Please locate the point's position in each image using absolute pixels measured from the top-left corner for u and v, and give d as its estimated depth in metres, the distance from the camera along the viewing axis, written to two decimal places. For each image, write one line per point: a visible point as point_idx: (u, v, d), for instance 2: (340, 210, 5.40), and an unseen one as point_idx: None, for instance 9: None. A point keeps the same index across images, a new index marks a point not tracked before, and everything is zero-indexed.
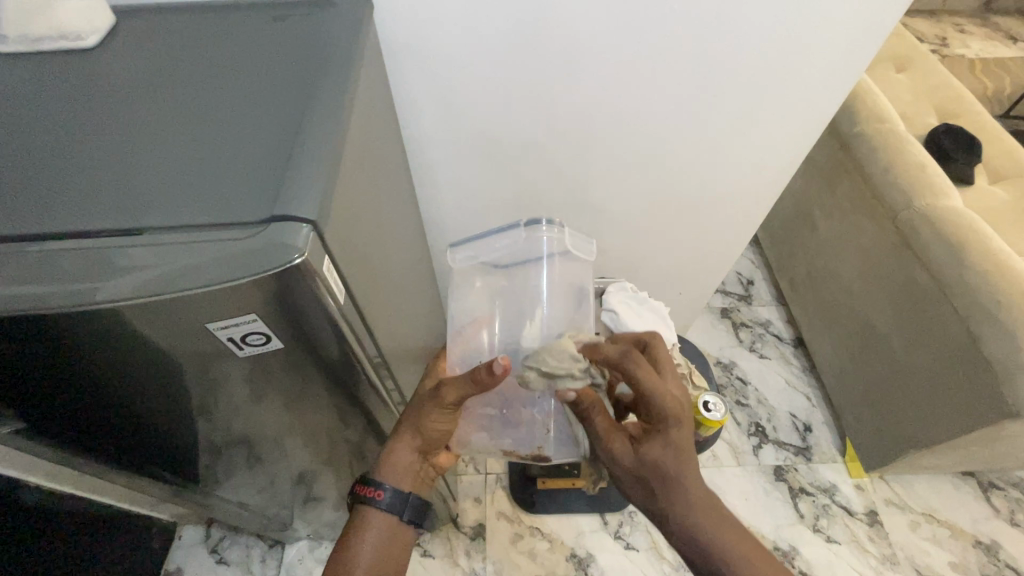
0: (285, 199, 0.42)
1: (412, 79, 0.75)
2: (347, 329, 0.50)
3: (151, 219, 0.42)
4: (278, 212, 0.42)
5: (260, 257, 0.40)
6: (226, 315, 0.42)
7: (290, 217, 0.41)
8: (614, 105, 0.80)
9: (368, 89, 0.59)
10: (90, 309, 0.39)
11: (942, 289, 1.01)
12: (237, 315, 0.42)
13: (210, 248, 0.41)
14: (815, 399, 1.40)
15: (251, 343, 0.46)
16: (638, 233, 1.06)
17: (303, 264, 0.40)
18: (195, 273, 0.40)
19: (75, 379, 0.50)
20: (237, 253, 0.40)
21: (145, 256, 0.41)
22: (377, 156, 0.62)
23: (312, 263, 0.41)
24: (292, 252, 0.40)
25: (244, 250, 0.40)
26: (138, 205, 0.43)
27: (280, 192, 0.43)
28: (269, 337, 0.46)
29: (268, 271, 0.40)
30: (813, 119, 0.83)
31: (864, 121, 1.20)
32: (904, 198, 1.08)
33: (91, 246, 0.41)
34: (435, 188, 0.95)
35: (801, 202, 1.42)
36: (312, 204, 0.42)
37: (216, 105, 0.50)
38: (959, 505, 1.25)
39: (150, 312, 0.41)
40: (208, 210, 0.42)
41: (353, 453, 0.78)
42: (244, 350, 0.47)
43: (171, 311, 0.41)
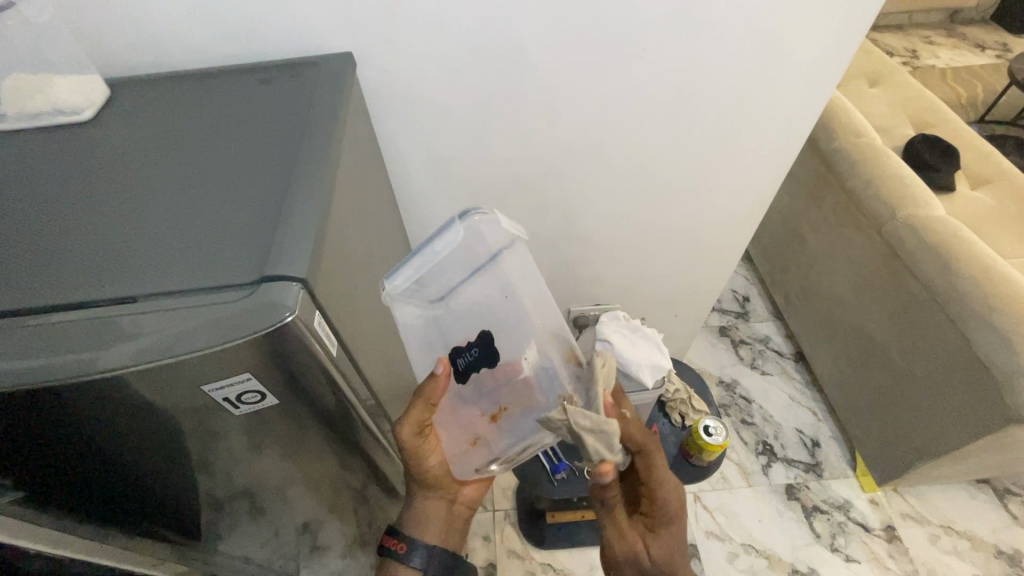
0: (274, 258, 0.43)
1: (397, 127, 0.78)
2: (343, 378, 0.50)
3: (145, 286, 0.43)
4: (267, 271, 0.43)
5: (253, 318, 0.41)
6: (219, 376, 0.43)
7: (281, 276, 0.42)
8: (593, 137, 0.83)
9: (354, 144, 0.61)
10: (85, 379, 0.40)
11: (933, 297, 1.02)
12: (231, 375, 0.43)
13: (202, 311, 0.42)
14: (821, 413, 1.39)
15: (247, 401, 0.47)
16: (629, 258, 1.07)
17: (295, 322, 0.41)
18: (189, 337, 0.40)
19: (76, 446, 0.50)
20: (229, 315, 0.41)
21: (139, 323, 0.41)
22: (367, 205, 0.64)
23: (302, 319, 0.42)
24: (283, 311, 0.41)
25: (236, 311, 0.41)
26: (132, 273, 0.44)
27: (269, 252, 0.44)
28: (264, 394, 0.46)
29: (261, 330, 0.40)
30: (789, 142, 0.87)
31: (841, 137, 1.23)
32: (886, 209, 1.10)
33: (85, 316, 0.42)
34: (426, 229, 0.96)
35: (788, 218, 1.45)
36: (299, 262, 0.43)
37: (206, 170, 0.52)
38: (977, 514, 1.22)
39: (144, 378, 0.41)
40: (200, 273, 0.44)
41: (356, 499, 0.77)
42: (240, 408, 0.48)
43: (165, 375, 0.41)
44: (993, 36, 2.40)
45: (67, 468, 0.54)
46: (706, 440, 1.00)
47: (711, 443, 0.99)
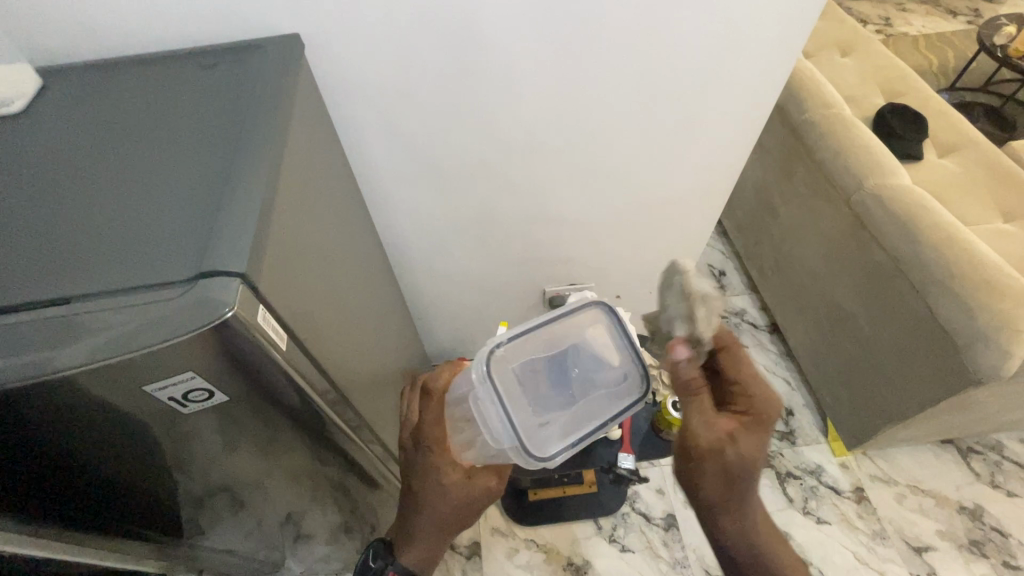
0: (214, 253, 0.42)
1: (355, 112, 0.76)
2: (299, 371, 0.50)
3: (79, 287, 0.42)
4: (205, 267, 0.41)
5: (190, 315, 0.40)
6: (162, 375, 0.41)
7: (219, 272, 0.41)
8: (558, 117, 0.82)
9: (304, 131, 0.59)
10: (18, 385, 0.39)
11: (898, 266, 1.03)
12: (173, 373, 0.42)
13: (138, 310, 0.40)
14: (795, 382, 1.42)
15: (195, 399, 0.45)
16: (601, 237, 1.07)
17: (236, 318, 0.40)
18: (125, 338, 0.39)
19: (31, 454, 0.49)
20: (166, 313, 0.40)
21: (72, 325, 0.40)
22: (321, 194, 0.62)
23: (244, 315, 0.41)
24: (222, 307, 0.40)
25: (173, 310, 0.40)
26: (66, 274, 0.43)
27: (208, 247, 0.43)
28: (212, 392, 0.45)
29: (199, 327, 0.39)
30: (753, 115, 0.86)
31: (810, 108, 1.23)
32: (854, 180, 1.11)
33: (15, 321, 0.41)
34: (393, 214, 0.95)
35: (761, 191, 1.45)
36: (241, 256, 0.42)
37: (146, 164, 0.50)
38: (942, 473, 1.27)
39: (83, 382, 0.40)
40: (137, 272, 0.42)
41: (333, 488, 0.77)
42: (189, 407, 0.46)
43: (104, 378, 0.40)
44: (965, 1, 2.40)
45: (22, 474, 0.53)
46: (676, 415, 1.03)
47: None
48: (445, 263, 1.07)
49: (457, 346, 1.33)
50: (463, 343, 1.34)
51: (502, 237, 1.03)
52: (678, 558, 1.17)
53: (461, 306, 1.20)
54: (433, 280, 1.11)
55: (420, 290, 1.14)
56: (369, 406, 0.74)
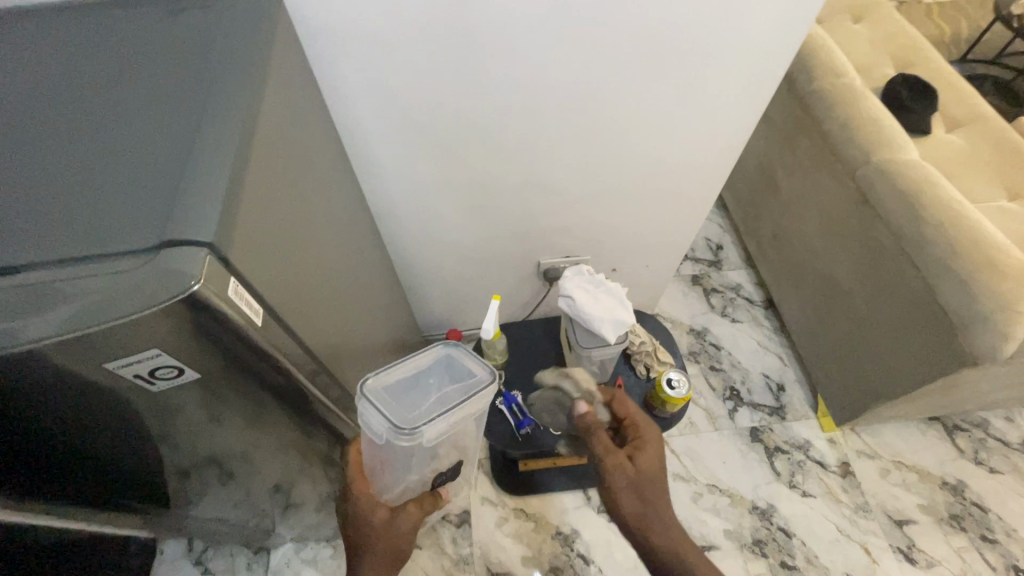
0: (178, 221, 0.39)
1: (339, 68, 0.71)
2: (275, 345, 0.47)
3: (28, 254, 0.38)
4: (168, 236, 0.38)
5: (152, 288, 0.37)
6: (126, 353, 0.39)
7: (183, 242, 0.38)
8: (556, 79, 0.77)
9: (282, 89, 0.55)
10: None
11: (898, 244, 1.01)
12: (139, 351, 0.39)
13: (95, 282, 0.37)
14: (787, 358, 1.42)
15: (164, 377, 0.43)
16: (597, 208, 1.04)
17: (203, 291, 0.37)
18: (81, 312, 0.36)
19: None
20: (126, 286, 0.37)
21: (22, 297, 0.37)
22: (302, 157, 0.58)
23: (211, 289, 0.38)
24: (187, 280, 0.37)
25: (133, 282, 0.37)
26: (15, 238, 0.39)
27: (172, 213, 0.39)
28: (181, 369, 0.43)
29: (163, 302, 0.36)
30: (761, 84, 0.82)
31: (819, 77, 1.18)
32: (860, 154, 1.08)
33: None
34: (381, 180, 0.91)
35: (763, 164, 1.41)
36: (208, 225, 0.38)
37: (105, 119, 0.45)
38: (927, 450, 1.28)
39: (37, 360, 0.37)
40: (91, 240, 0.39)
41: (317, 462, 0.76)
42: (158, 384, 0.44)
43: (60, 356, 0.37)
44: None
45: None
46: (670, 394, 1.01)
47: (674, 397, 1.00)
48: (436, 232, 1.04)
49: (449, 317, 1.31)
50: (456, 314, 1.31)
51: (495, 206, 0.99)
52: None
53: (453, 277, 1.17)
54: (424, 250, 1.08)
55: (411, 260, 1.10)
56: (354, 380, 0.72)
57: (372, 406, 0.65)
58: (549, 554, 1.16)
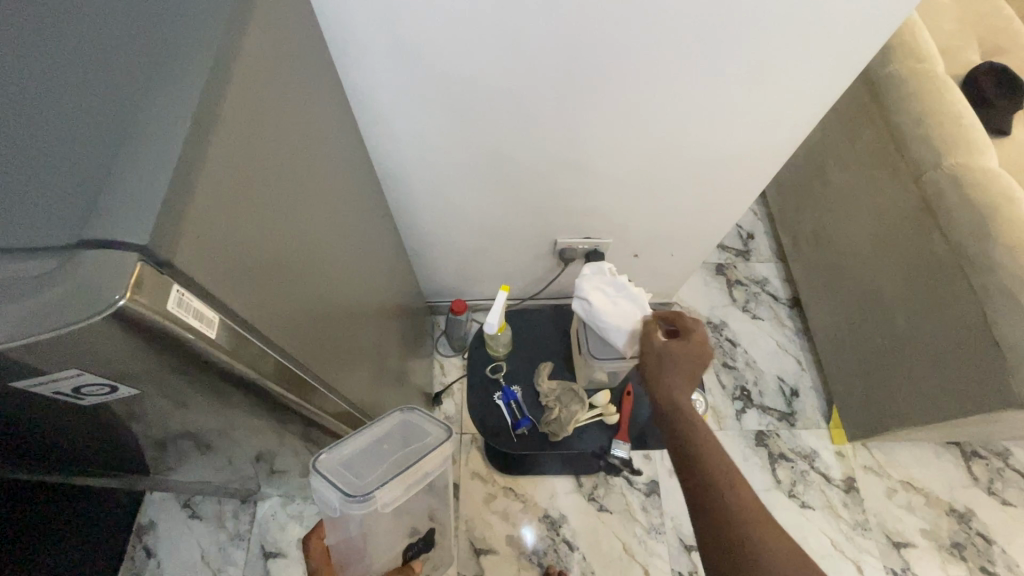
0: (114, 206, 0.31)
1: (348, 7, 0.61)
2: (245, 354, 0.40)
3: None
4: (89, 233, 0.30)
5: (65, 304, 0.29)
6: (36, 375, 0.31)
7: (111, 244, 0.30)
8: (598, 40, 0.66)
9: (269, 33, 0.45)
10: None
11: (959, 263, 0.91)
12: (53, 373, 0.32)
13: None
14: (806, 362, 1.34)
15: (94, 393, 0.36)
16: (627, 189, 0.94)
17: (131, 310, 0.29)
18: None
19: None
20: (35, 298, 0.29)
21: None
22: (291, 117, 0.50)
23: (144, 305, 0.30)
24: (108, 296, 0.29)
25: (44, 294, 0.29)
26: None
27: (103, 199, 0.31)
28: (116, 386, 0.36)
29: (76, 323, 0.28)
30: (838, 66, 0.70)
31: (896, 60, 1.03)
32: (931, 156, 0.95)
33: None
34: (391, 139, 0.81)
35: (814, 152, 1.28)
36: (150, 214, 0.31)
37: (37, 60, 0.37)
38: (939, 473, 1.23)
39: None
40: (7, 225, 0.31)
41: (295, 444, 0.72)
42: (90, 399, 0.37)
43: None
44: None
45: None
46: None
47: None
48: (448, 199, 0.95)
49: (456, 286, 1.24)
50: (463, 284, 1.25)
51: (515, 177, 0.90)
52: (653, 524, 1.16)
53: (462, 247, 1.09)
54: (433, 216, 1.00)
55: (419, 225, 1.02)
56: (343, 365, 0.66)
57: (326, 482, 0.67)
58: (534, 537, 1.15)
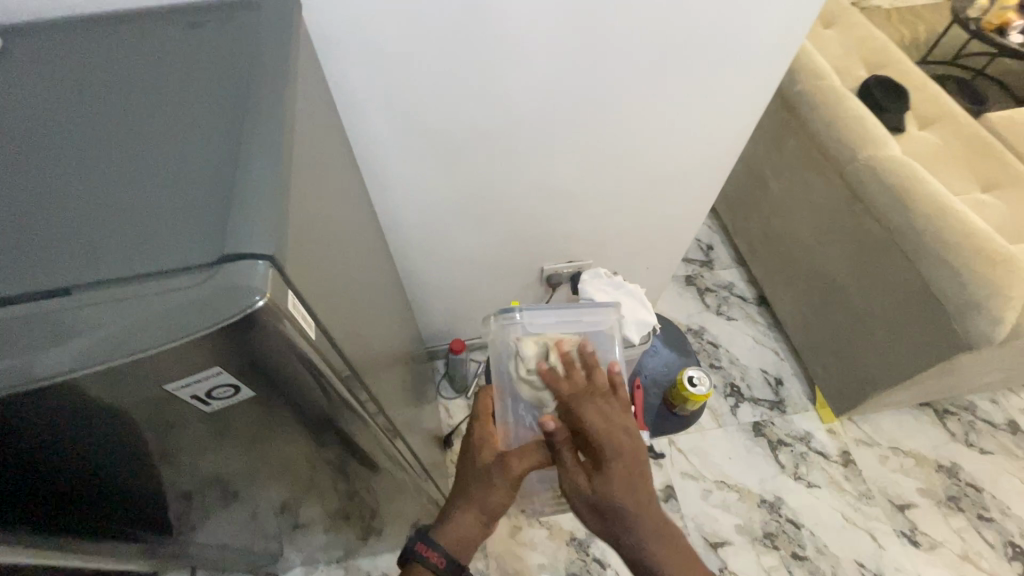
0: (236, 227, 0.35)
1: (357, 80, 0.71)
2: (336, 367, 0.45)
3: (83, 268, 0.35)
4: (228, 251, 0.35)
5: (216, 305, 0.33)
6: (186, 373, 0.35)
7: (245, 254, 0.35)
8: (568, 87, 0.78)
9: (308, 95, 0.53)
10: (25, 388, 0.32)
11: (891, 237, 1.05)
12: (201, 371, 0.36)
13: (151, 301, 0.34)
14: (783, 352, 1.45)
15: (220, 397, 0.40)
16: (603, 211, 1.05)
17: (268, 306, 0.34)
18: (136, 331, 0.33)
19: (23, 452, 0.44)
20: (188, 305, 0.33)
21: (74, 322, 0.33)
22: (327, 169, 0.57)
23: (277, 304, 0.34)
24: (254, 295, 0.33)
25: (194, 301, 0.33)
26: (67, 249, 0.36)
27: (226, 225, 0.36)
28: (238, 388, 0.40)
29: (227, 320, 0.33)
30: (762, 83, 0.84)
31: (803, 80, 1.22)
32: (849, 152, 1.12)
33: (17, 312, 0.34)
34: (391, 190, 0.90)
35: (751, 165, 1.45)
36: (269, 232, 0.36)
37: (139, 122, 0.42)
38: (920, 434, 1.33)
39: (92, 385, 0.34)
40: (150, 252, 0.35)
41: (339, 487, 0.74)
42: (214, 405, 0.41)
43: (116, 380, 0.34)
44: None
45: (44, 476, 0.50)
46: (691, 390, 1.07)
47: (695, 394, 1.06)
48: (442, 241, 1.03)
49: (453, 327, 1.30)
50: (458, 325, 1.31)
51: (501, 212, 0.99)
52: None
53: (456, 286, 1.17)
54: (430, 260, 1.07)
55: (415, 268, 1.09)
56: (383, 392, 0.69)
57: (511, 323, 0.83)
58: (565, 562, 1.15)
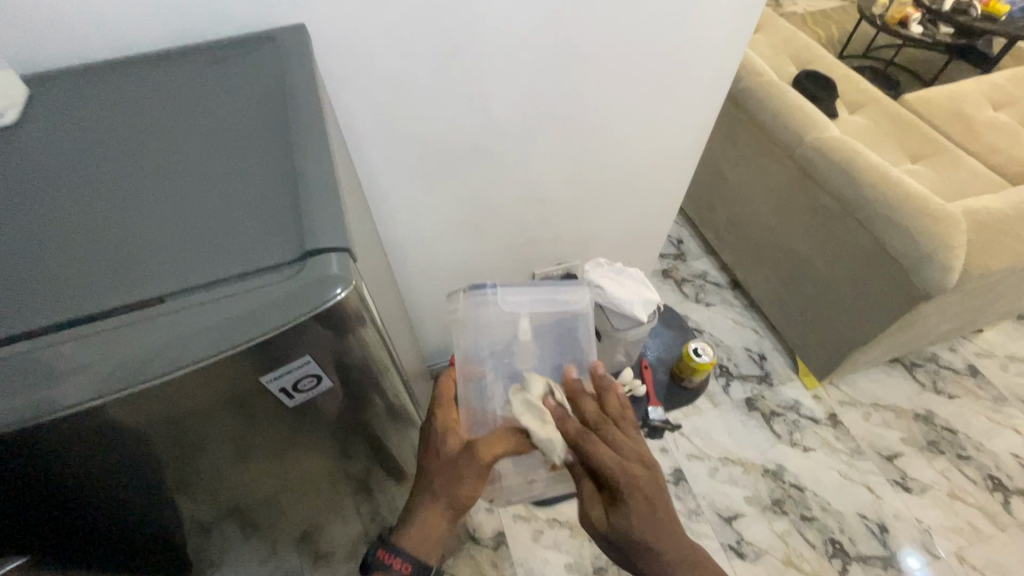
0: (306, 234, 0.40)
1: (358, 110, 0.75)
2: (386, 352, 0.49)
3: (170, 281, 0.38)
4: (312, 246, 0.40)
5: (304, 296, 0.38)
6: (279, 363, 0.39)
7: (320, 251, 0.39)
8: (549, 99, 0.85)
9: (329, 122, 0.58)
10: (137, 389, 0.35)
11: (843, 207, 1.16)
12: (292, 360, 0.40)
13: (242, 300, 0.37)
14: (761, 329, 1.54)
15: (303, 390, 0.43)
16: (586, 212, 1.11)
17: (347, 296, 0.39)
18: (233, 326, 0.36)
19: (97, 502, 0.43)
20: (279, 298, 0.37)
21: (173, 325, 0.36)
22: (348, 184, 0.62)
23: (353, 292, 0.39)
24: (335, 286, 0.38)
25: (284, 294, 0.38)
26: (151, 267, 0.39)
27: (302, 230, 0.41)
28: (320, 378, 0.43)
29: (316, 309, 0.37)
30: (718, 83, 0.94)
31: (745, 78, 1.35)
32: (795, 137, 1.24)
33: (115, 324, 0.36)
34: (390, 212, 0.93)
35: (708, 160, 1.57)
36: (336, 235, 0.41)
37: (189, 155, 0.46)
38: (895, 388, 1.43)
39: (192, 384, 0.37)
40: (232, 260, 0.39)
41: (381, 504, 0.75)
42: (295, 399, 0.44)
43: (214, 375, 0.37)
44: None
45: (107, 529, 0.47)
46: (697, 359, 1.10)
47: (703, 362, 1.09)
48: (438, 257, 1.07)
49: (451, 343, 1.32)
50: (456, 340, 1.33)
51: (493, 222, 1.04)
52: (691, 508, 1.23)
53: None
54: (427, 276, 1.10)
55: (414, 288, 1.12)
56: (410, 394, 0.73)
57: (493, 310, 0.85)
58: (590, 557, 1.17)
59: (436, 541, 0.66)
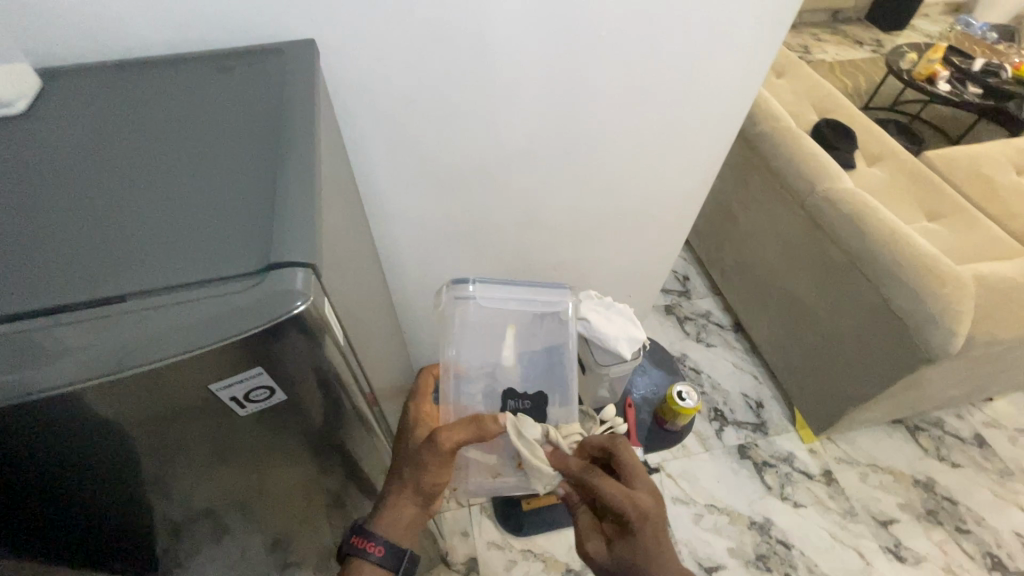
0: (277, 245, 0.41)
1: (364, 126, 0.76)
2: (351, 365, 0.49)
3: (138, 283, 0.39)
4: (278, 257, 0.40)
5: (267, 306, 0.38)
6: (229, 372, 0.38)
7: (287, 262, 0.40)
8: (555, 129, 0.86)
9: (325, 134, 0.59)
10: (87, 386, 0.34)
11: (850, 260, 1.14)
12: (243, 370, 0.39)
13: (206, 307, 0.38)
14: (761, 376, 1.51)
15: (256, 400, 0.42)
16: (587, 242, 1.11)
17: (307, 310, 0.39)
18: (193, 332, 0.36)
19: (38, 503, 0.42)
20: (241, 307, 0.38)
21: (133, 327, 0.37)
22: (339, 197, 0.62)
23: (315, 306, 0.39)
24: (296, 299, 0.38)
25: (247, 303, 0.38)
26: (123, 267, 0.40)
27: (273, 242, 0.41)
28: (273, 391, 0.42)
29: (277, 319, 0.38)
30: (725, 125, 0.94)
31: (760, 122, 1.35)
32: (806, 185, 1.23)
33: (77, 321, 0.37)
34: (390, 226, 0.94)
35: (719, 199, 1.56)
36: (306, 248, 0.41)
37: (180, 159, 0.47)
38: (895, 450, 1.39)
39: (144, 388, 0.36)
40: (202, 266, 0.40)
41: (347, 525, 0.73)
42: (247, 408, 0.42)
43: (168, 381, 0.37)
44: (869, 34, 2.77)
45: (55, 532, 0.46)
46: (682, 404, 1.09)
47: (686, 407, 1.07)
48: (435, 273, 1.07)
49: None
50: None
51: (492, 244, 1.04)
52: None
53: None
54: (423, 292, 1.11)
55: (409, 302, 1.12)
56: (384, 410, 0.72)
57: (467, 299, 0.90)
58: None
59: (409, 528, 0.66)
